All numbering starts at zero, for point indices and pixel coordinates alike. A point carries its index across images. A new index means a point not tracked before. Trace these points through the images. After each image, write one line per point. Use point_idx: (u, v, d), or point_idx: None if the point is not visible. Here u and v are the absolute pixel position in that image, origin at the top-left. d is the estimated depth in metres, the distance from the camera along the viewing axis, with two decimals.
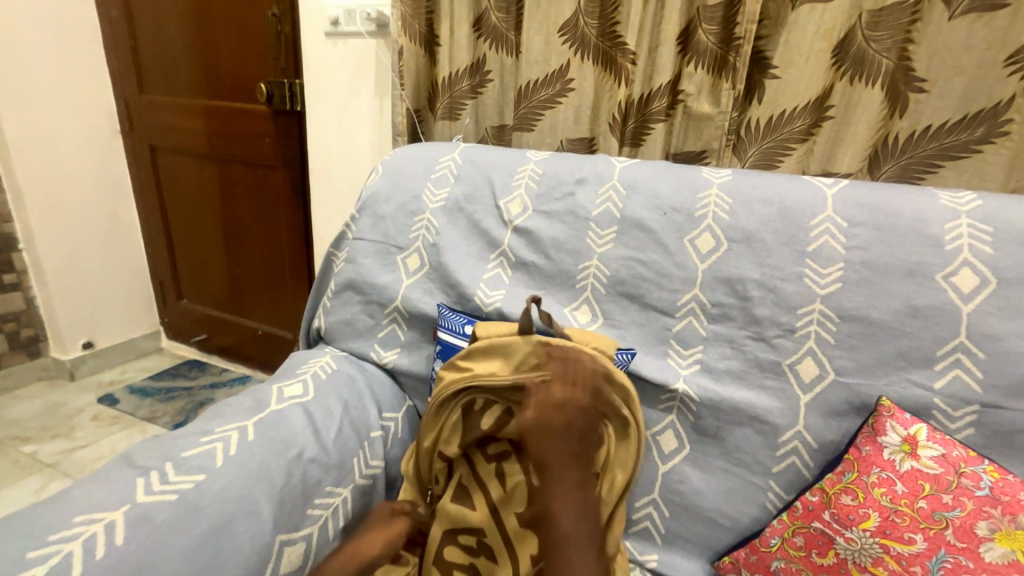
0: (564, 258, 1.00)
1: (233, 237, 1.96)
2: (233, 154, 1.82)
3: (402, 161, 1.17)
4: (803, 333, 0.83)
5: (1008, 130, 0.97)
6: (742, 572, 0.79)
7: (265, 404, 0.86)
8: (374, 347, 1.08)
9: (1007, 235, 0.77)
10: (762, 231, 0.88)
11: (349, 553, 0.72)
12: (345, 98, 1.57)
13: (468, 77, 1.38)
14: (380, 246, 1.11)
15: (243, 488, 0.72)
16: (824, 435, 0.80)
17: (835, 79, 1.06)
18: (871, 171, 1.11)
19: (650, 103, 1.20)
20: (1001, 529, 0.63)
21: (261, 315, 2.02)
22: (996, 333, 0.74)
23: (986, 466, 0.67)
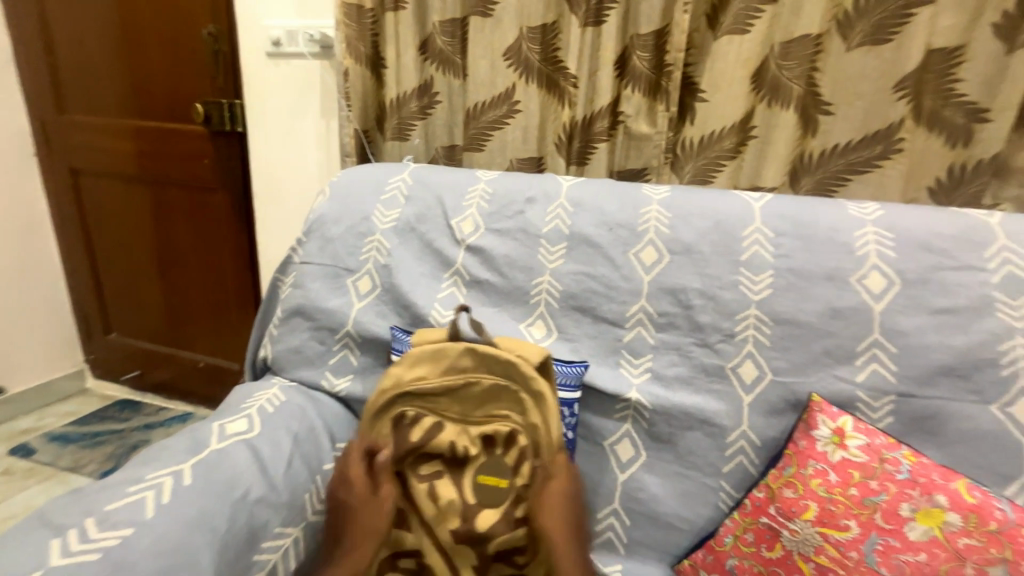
0: (517, 275, 1.01)
1: (170, 264, 1.83)
2: (168, 177, 1.72)
3: (351, 182, 1.15)
4: (742, 337, 0.88)
5: (901, 147, 1.10)
6: (701, 573, 0.82)
7: (204, 444, 0.80)
8: (326, 374, 1.03)
9: (906, 240, 0.86)
10: (699, 243, 0.93)
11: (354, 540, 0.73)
12: (289, 119, 1.53)
13: (416, 98, 1.39)
14: (330, 269, 1.08)
15: (179, 538, 0.66)
16: (766, 433, 0.85)
17: (755, 102, 1.16)
18: (792, 185, 1.21)
19: (592, 124, 1.26)
20: (921, 509, 0.68)
21: (202, 346, 1.89)
22: (903, 328, 0.82)
23: (904, 451, 0.73)
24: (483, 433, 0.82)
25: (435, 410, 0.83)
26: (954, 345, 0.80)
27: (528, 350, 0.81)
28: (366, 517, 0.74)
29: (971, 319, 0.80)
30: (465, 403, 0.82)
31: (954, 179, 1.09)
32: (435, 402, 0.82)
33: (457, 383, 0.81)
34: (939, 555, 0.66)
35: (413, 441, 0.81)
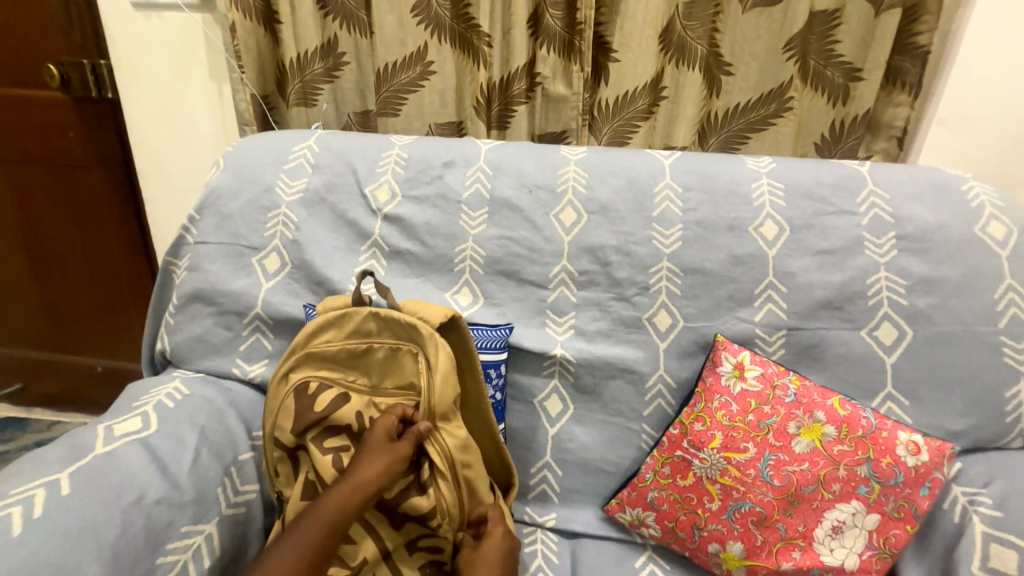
0: (439, 242, 0.98)
1: (43, 257, 1.58)
2: (24, 155, 1.46)
3: (248, 151, 1.04)
4: (656, 289, 0.93)
5: (791, 106, 1.19)
6: (627, 509, 0.87)
7: (85, 450, 0.71)
8: (237, 362, 0.95)
9: (794, 189, 0.94)
10: (615, 201, 0.96)
11: (346, 487, 0.67)
12: (172, 84, 1.34)
13: (320, 58, 1.27)
14: (230, 248, 0.98)
15: (59, 553, 0.59)
16: (680, 375, 0.91)
17: (664, 63, 1.20)
18: (701, 144, 1.28)
19: (510, 86, 1.23)
20: (804, 425, 0.78)
21: (97, 348, 1.67)
22: (792, 270, 0.91)
23: (791, 377, 0.82)
24: (391, 403, 0.77)
25: (340, 378, 0.78)
26: (832, 282, 0.89)
27: (429, 310, 0.75)
28: (370, 461, 0.69)
29: (846, 257, 0.90)
30: (371, 370, 0.78)
31: (835, 135, 1.20)
32: (342, 367, 0.78)
33: (358, 348, 0.77)
34: (818, 462, 0.76)
35: (316, 412, 0.76)
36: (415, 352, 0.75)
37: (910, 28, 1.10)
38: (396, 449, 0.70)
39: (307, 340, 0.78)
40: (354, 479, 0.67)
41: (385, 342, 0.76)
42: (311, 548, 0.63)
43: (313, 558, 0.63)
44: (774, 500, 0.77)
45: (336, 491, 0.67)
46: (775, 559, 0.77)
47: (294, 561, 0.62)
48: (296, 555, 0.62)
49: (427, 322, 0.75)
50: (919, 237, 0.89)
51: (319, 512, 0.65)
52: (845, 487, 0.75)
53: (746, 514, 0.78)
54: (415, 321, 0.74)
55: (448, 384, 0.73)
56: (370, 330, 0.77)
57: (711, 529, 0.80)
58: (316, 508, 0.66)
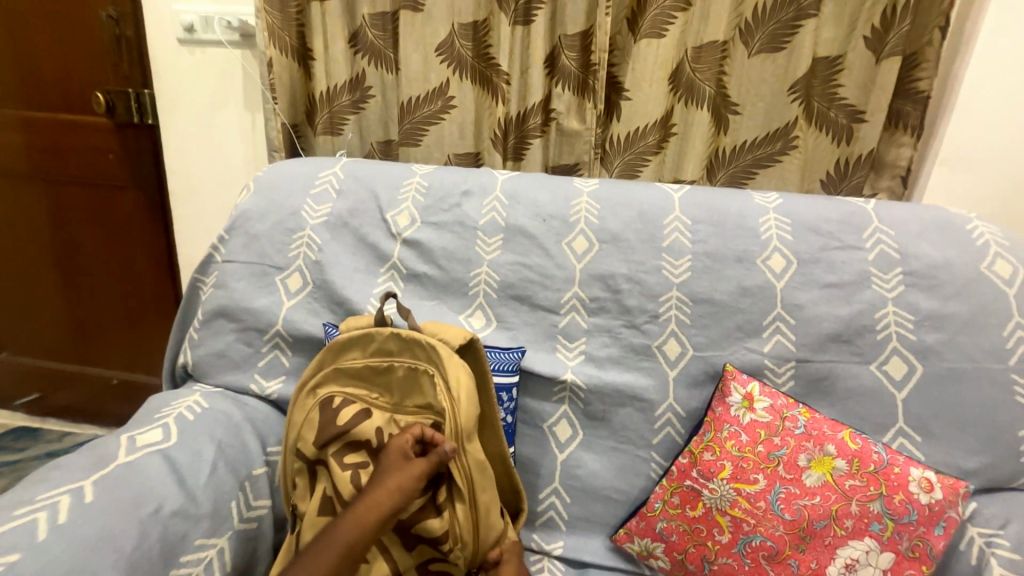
0: (455, 267, 1.02)
1: (72, 272, 1.65)
2: (65, 174, 1.54)
3: (278, 176, 1.10)
4: (665, 318, 0.95)
5: (796, 144, 1.23)
6: (635, 539, 0.86)
7: (109, 459, 0.73)
8: (255, 378, 0.98)
9: (800, 224, 0.97)
10: (626, 231, 0.99)
11: (363, 510, 0.68)
12: (208, 112, 1.43)
13: (348, 92, 1.35)
14: (256, 267, 1.02)
15: (79, 560, 0.61)
16: (689, 404, 0.92)
17: (674, 102, 1.26)
18: (710, 178, 1.32)
19: (526, 120, 1.30)
20: (815, 458, 0.78)
21: (115, 361, 1.71)
22: (800, 303, 0.92)
23: (800, 409, 0.82)
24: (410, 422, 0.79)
25: (364, 394, 0.81)
26: (840, 315, 0.91)
27: (450, 333, 0.79)
28: (386, 481, 0.69)
29: (853, 291, 0.92)
30: (392, 387, 0.80)
31: (840, 172, 1.23)
32: (366, 384, 0.81)
33: (380, 365, 0.79)
34: (830, 497, 0.76)
35: (338, 426, 0.78)
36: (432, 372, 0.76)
37: (910, 73, 1.15)
38: (413, 469, 0.70)
39: (333, 356, 0.81)
40: (373, 500, 0.68)
41: (405, 360, 0.78)
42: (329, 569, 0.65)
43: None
44: (785, 534, 0.76)
45: (354, 512, 0.68)
46: None
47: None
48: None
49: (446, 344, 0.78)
50: (925, 274, 0.91)
51: (336, 535, 0.66)
52: (857, 523, 0.74)
53: (757, 548, 0.77)
54: (433, 343, 0.76)
55: (462, 404, 0.73)
56: (393, 350, 0.79)
57: (721, 562, 0.79)
58: (335, 530, 0.67)
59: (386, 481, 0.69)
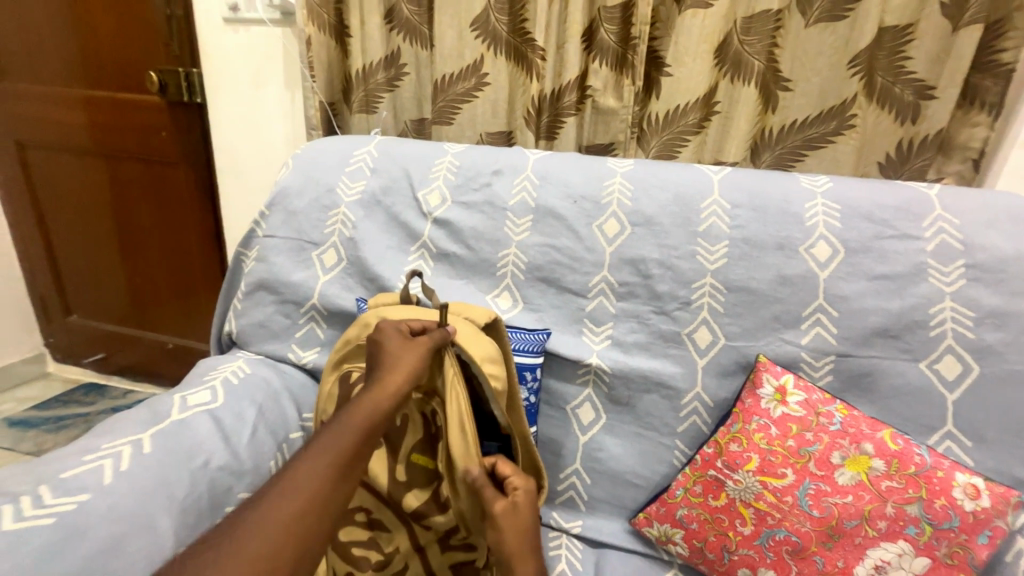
0: (484, 247, 1.02)
1: (131, 242, 1.77)
2: (123, 151, 1.64)
3: (315, 154, 1.13)
4: (697, 305, 0.92)
5: (853, 123, 1.14)
6: (654, 524, 0.86)
7: (164, 415, 0.80)
8: (292, 348, 1.03)
9: (851, 211, 0.91)
10: (660, 215, 0.96)
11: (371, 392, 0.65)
12: (252, 90, 1.48)
13: (383, 69, 1.36)
14: (294, 242, 1.06)
15: (138, 503, 0.67)
16: (717, 395, 0.90)
17: (719, 78, 1.19)
18: (753, 160, 1.25)
19: (561, 98, 1.26)
20: (850, 456, 0.75)
21: (170, 328, 1.84)
22: (846, 294, 0.87)
23: (837, 405, 0.79)
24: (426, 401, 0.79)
25: None
26: (890, 309, 0.85)
27: (476, 311, 0.82)
28: (400, 362, 0.69)
29: (907, 284, 0.86)
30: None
31: (902, 154, 1.14)
32: None
33: None
34: (863, 496, 0.73)
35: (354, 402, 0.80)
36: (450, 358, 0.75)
37: (992, 43, 1.04)
38: (419, 345, 0.71)
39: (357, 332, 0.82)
40: (386, 379, 0.67)
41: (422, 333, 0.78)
42: (351, 441, 0.60)
43: (353, 454, 0.59)
44: (812, 531, 0.74)
45: (368, 392, 0.65)
46: None
47: (332, 460, 0.57)
48: (333, 450, 0.58)
49: (471, 323, 0.81)
50: (992, 267, 0.84)
51: (353, 412, 0.63)
52: (891, 525, 0.71)
53: (780, 542, 0.76)
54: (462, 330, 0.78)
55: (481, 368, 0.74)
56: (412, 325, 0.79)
57: (741, 554, 0.78)
58: (351, 412, 0.63)
59: (399, 363, 0.69)
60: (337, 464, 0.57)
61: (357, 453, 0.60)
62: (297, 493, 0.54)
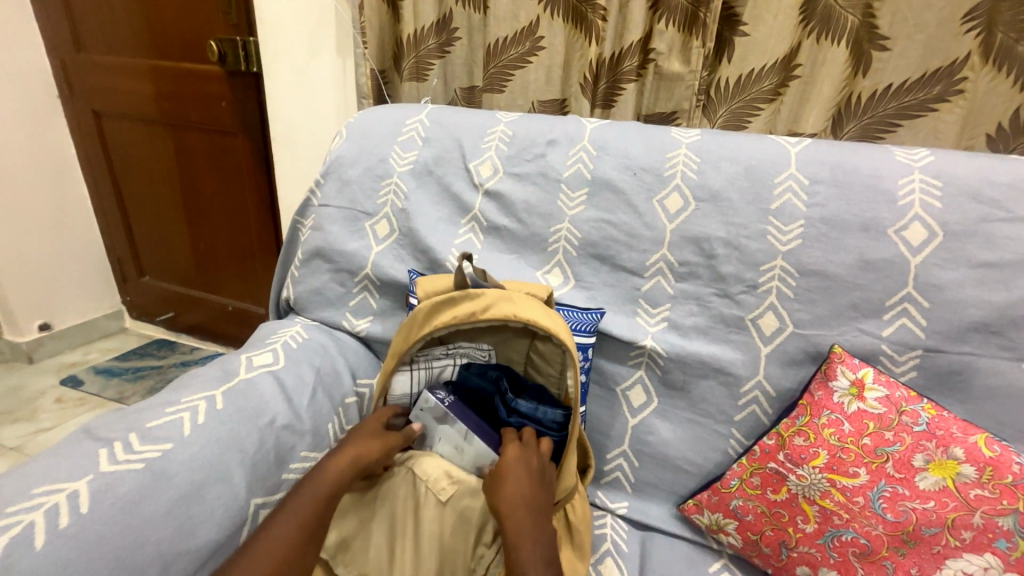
0: (536, 221, 0.99)
1: (195, 209, 1.87)
2: (187, 121, 1.71)
3: (369, 123, 1.12)
4: (765, 289, 0.85)
5: (962, 88, 1.00)
6: (705, 512, 0.84)
7: (233, 373, 0.85)
8: (346, 316, 1.06)
9: (955, 188, 0.80)
10: (728, 190, 0.89)
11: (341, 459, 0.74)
12: (305, 58, 1.48)
13: (435, 34, 1.32)
14: (347, 212, 1.07)
15: (214, 455, 0.72)
16: (781, 385, 0.85)
17: (802, 37, 1.07)
18: (834, 131, 1.13)
19: (620, 63, 1.18)
20: (935, 460, 0.69)
21: (231, 291, 1.95)
22: (941, 283, 0.78)
23: (924, 404, 0.72)
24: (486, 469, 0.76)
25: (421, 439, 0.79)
26: (993, 301, 0.76)
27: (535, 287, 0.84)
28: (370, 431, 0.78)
29: (1017, 273, 0.76)
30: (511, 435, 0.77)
31: (1019, 125, 0.99)
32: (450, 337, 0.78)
33: (467, 318, 0.76)
34: (947, 504, 0.67)
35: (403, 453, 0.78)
36: (519, 321, 0.75)
37: None
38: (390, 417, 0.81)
39: (428, 310, 0.79)
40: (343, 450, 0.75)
41: (492, 318, 0.75)
42: (309, 513, 0.69)
43: (311, 525, 0.68)
44: (884, 535, 0.69)
45: (348, 446, 0.75)
46: None
47: (297, 524, 0.68)
48: (298, 519, 0.68)
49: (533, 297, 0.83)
50: None
51: (321, 477, 0.72)
52: (978, 537, 0.65)
53: (846, 543, 0.71)
54: (539, 303, 0.78)
55: (556, 335, 0.74)
56: (487, 301, 0.77)
57: (801, 551, 0.74)
58: (313, 482, 0.72)
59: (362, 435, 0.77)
60: (301, 531, 0.67)
61: (321, 515, 0.69)
62: (264, 557, 0.64)
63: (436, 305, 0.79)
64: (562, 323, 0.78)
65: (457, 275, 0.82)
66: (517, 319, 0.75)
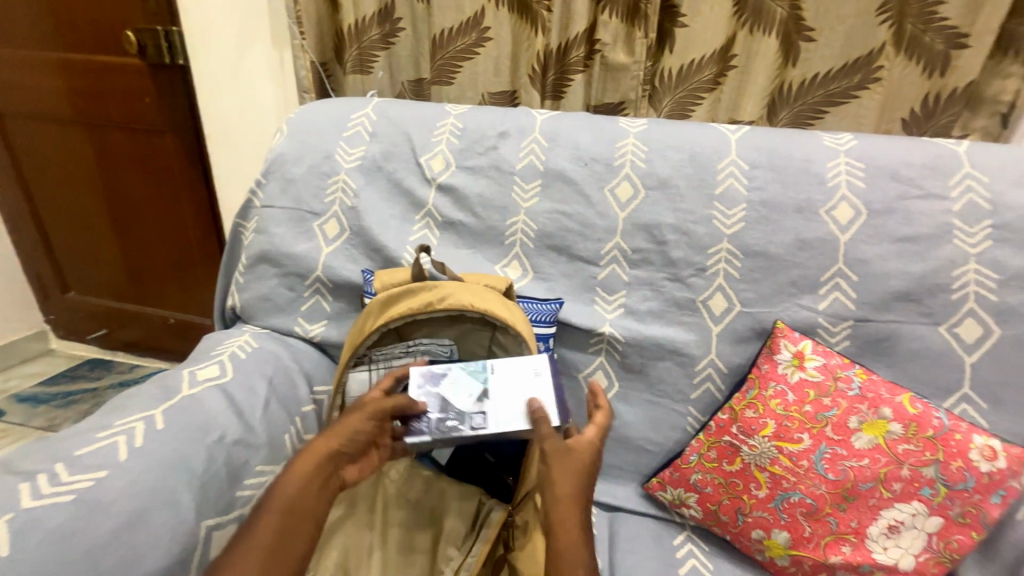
0: (491, 214, 0.98)
1: (123, 216, 1.72)
2: (107, 120, 1.56)
3: (311, 118, 1.07)
4: (713, 271, 0.89)
5: (879, 76, 1.08)
6: (668, 489, 0.87)
7: (174, 391, 0.79)
8: (298, 321, 1.01)
9: (876, 170, 0.87)
10: (675, 177, 0.92)
11: (309, 457, 0.67)
12: (237, 50, 1.39)
13: (377, 24, 1.27)
14: (293, 213, 1.02)
15: (156, 478, 0.67)
16: (732, 361, 0.89)
17: (737, 29, 1.11)
18: (770, 118, 1.20)
19: (567, 53, 1.19)
20: (867, 420, 0.75)
21: (171, 303, 1.82)
22: (866, 258, 0.85)
23: (856, 370, 0.78)
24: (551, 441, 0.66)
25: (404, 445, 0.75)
26: (911, 272, 0.83)
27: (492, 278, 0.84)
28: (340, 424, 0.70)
29: (930, 246, 0.83)
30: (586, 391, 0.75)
31: (927, 110, 1.09)
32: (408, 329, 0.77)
33: (424, 309, 0.75)
34: (880, 460, 0.73)
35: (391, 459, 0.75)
36: (477, 312, 0.75)
37: None
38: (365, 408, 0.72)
39: (385, 302, 0.78)
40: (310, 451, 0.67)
41: (449, 309, 0.75)
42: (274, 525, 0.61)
43: (278, 538, 0.61)
44: (827, 493, 0.75)
45: (319, 442, 0.68)
46: (823, 552, 0.75)
47: (265, 538, 0.60)
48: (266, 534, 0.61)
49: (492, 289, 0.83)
50: (1018, 227, 0.81)
51: (286, 482, 0.65)
52: (907, 487, 0.72)
53: (795, 505, 0.76)
54: (497, 294, 0.79)
55: (514, 326, 0.75)
56: (445, 292, 0.76)
57: (756, 516, 0.79)
58: (277, 491, 0.64)
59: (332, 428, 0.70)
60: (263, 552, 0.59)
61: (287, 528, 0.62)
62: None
63: (393, 298, 0.78)
64: (521, 315, 0.79)
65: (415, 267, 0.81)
66: (475, 309, 0.75)
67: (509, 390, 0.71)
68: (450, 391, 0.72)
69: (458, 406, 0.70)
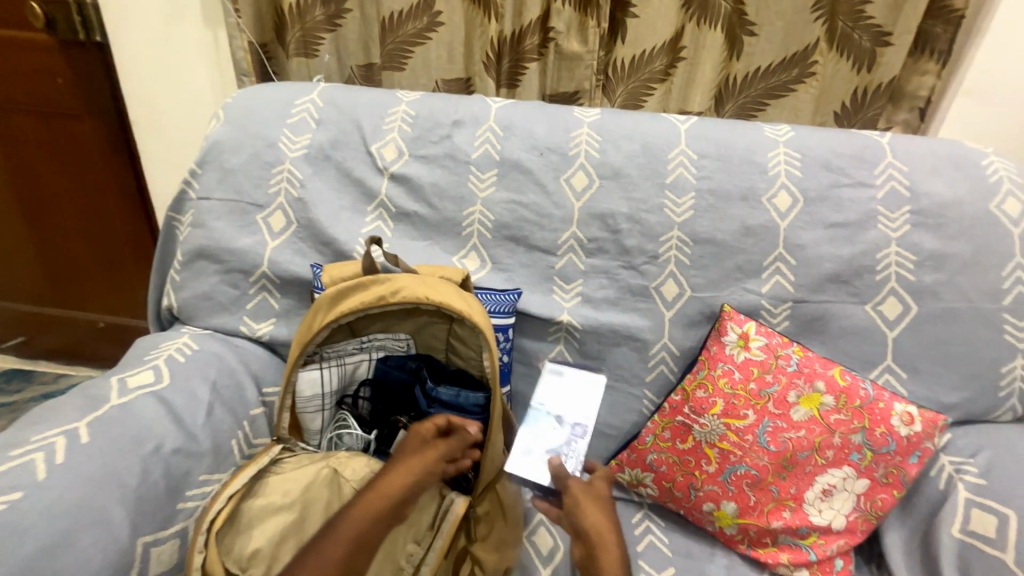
0: (447, 205, 0.96)
1: (37, 210, 1.55)
2: (12, 102, 1.39)
3: (251, 103, 1.00)
4: (665, 258, 0.92)
5: (813, 71, 1.14)
6: (626, 470, 0.90)
7: (102, 400, 0.73)
8: (244, 321, 0.95)
9: (811, 160, 0.92)
10: (628, 167, 0.93)
11: (372, 495, 0.67)
12: (165, 28, 1.28)
13: (321, 4, 1.19)
14: (233, 205, 0.96)
15: (82, 496, 0.62)
16: (684, 345, 0.93)
17: (685, 21, 1.14)
18: (717, 109, 1.24)
19: (521, 41, 1.18)
20: (804, 394, 0.80)
21: (101, 305, 1.67)
22: (803, 243, 0.90)
23: (794, 348, 0.84)
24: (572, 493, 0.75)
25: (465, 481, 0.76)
26: (842, 255, 0.89)
27: (447, 270, 0.82)
28: (405, 461, 0.70)
29: (858, 230, 0.89)
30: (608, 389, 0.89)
31: (856, 104, 1.16)
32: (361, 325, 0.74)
33: (375, 303, 0.73)
34: (815, 430, 0.79)
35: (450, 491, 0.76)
36: (431, 303, 0.73)
37: None
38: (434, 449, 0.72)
39: (334, 298, 0.75)
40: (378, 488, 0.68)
41: (402, 302, 0.73)
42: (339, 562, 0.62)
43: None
44: (769, 464, 0.80)
45: (387, 479, 0.68)
46: (766, 518, 0.81)
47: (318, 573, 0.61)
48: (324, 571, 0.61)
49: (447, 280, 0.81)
50: (932, 212, 0.88)
51: (347, 521, 0.65)
52: (838, 453, 0.78)
53: (741, 476, 0.81)
54: (452, 285, 0.77)
55: (470, 317, 0.73)
56: (398, 284, 0.74)
57: (706, 489, 0.83)
58: (339, 525, 0.64)
59: (405, 463, 0.70)
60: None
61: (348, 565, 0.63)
62: None
63: (343, 292, 0.75)
64: (478, 306, 0.78)
65: (366, 259, 0.78)
66: (429, 301, 0.73)
67: (559, 399, 0.85)
68: (549, 444, 0.79)
69: (561, 445, 0.79)
